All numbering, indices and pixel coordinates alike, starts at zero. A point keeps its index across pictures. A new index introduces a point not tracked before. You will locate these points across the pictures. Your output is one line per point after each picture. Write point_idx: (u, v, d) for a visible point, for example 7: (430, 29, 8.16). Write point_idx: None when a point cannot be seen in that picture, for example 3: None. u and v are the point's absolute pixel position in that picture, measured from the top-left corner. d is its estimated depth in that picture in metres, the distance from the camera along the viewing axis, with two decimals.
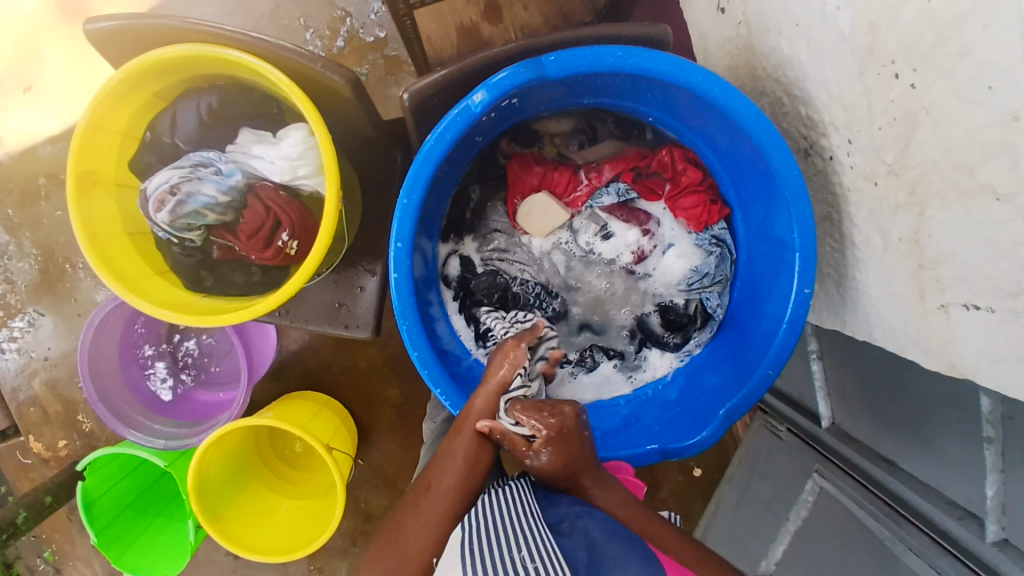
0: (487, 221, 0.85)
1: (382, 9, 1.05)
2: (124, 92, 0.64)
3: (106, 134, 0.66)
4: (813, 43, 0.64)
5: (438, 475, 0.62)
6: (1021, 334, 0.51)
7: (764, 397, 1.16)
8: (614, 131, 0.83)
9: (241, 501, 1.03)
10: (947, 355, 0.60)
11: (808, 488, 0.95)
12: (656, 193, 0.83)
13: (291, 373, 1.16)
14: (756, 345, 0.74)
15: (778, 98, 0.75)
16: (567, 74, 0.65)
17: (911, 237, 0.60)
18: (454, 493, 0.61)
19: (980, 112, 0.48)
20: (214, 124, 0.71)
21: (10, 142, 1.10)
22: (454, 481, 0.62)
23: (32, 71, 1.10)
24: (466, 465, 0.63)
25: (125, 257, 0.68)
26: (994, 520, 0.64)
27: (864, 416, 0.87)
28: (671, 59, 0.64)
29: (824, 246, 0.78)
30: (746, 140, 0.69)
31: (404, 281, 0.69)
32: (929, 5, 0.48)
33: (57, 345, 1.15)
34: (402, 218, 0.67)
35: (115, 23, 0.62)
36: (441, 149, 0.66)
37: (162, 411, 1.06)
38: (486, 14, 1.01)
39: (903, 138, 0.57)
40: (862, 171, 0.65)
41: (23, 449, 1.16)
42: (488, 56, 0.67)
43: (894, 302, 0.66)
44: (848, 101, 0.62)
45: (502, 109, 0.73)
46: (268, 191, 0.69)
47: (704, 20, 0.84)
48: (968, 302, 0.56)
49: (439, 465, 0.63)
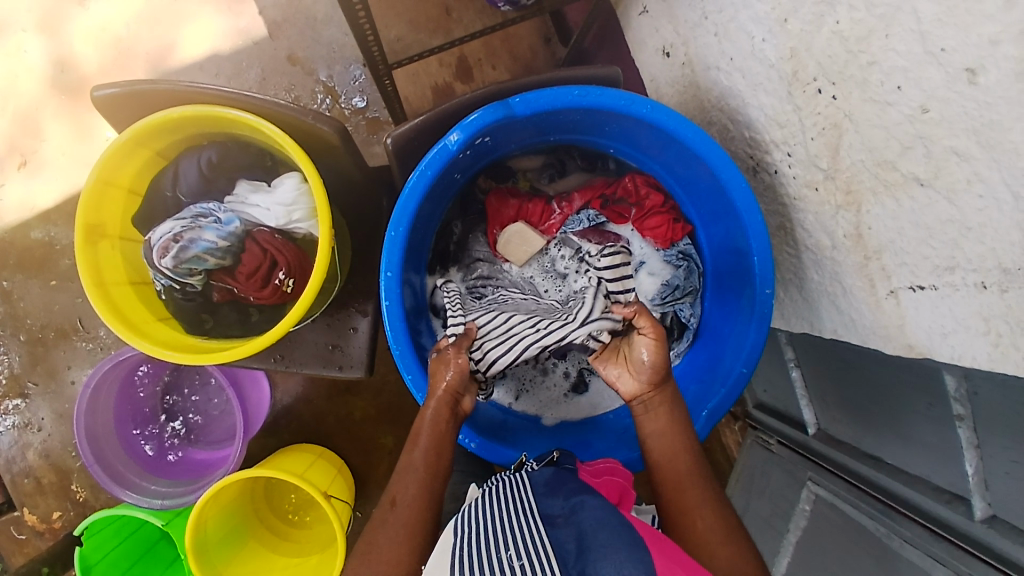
0: (470, 252, 0.92)
1: (362, 76, 1.15)
2: (129, 151, 0.72)
3: (111, 193, 0.73)
4: (746, 74, 0.72)
5: (404, 491, 0.65)
6: (962, 304, 0.56)
7: (752, 415, 1.19)
8: (580, 164, 0.90)
9: (237, 559, 1.01)
10: (904, 337, 0.64)
11: (804, 497, 0.96)
12: (624, 216, 0.90)
13: (285, 426, 1.17)
14: (730, 348, 0.80)
15: (724, 125, 0.83)
16: (533, 113, 0.73)
17: (854, 233, 0.67)
18: (422, 504, 0.65)
19: (894, 111, 0.56)
20: (213, 177, 0.78)
21: (6, 216, 1.15)
22: (419, 495, 0.65)
23: (29, 148, 1.16)
24: (427, 475, 0.67)
25: (131, 307, 0.75)
26: (980, 498, 0.66)
27: (844, 418, 0.90)
28: (623, 94, 0.71)
29: (783, 254, 0.84)
30: (699, 164, 0.76)
31: (395, 308, 0.74)
32: (839, 28, 0.57)
33: (51, 414, 1.16)
34: (391, 249, 0.73)
35: (119, 90, 0.69)
36: (424, 184, 0.72)
37: (158, 472, 1.05)
38: (458, 75, 1.11)
39: (834, 145, 0.64)
40: (804, 179, 0.71)
41: (17, 523, 1.16)
42: (460, 102, 0.74)
43: (849, 294, 0.71)
44: (782, 120, 0.70)
45: (476, 147, 0.80)
46: (264, 235, 0.76)
47: (654, 66, 0.94)
48: (913, 284, 0.61)
49: (403, 479, 0.66)
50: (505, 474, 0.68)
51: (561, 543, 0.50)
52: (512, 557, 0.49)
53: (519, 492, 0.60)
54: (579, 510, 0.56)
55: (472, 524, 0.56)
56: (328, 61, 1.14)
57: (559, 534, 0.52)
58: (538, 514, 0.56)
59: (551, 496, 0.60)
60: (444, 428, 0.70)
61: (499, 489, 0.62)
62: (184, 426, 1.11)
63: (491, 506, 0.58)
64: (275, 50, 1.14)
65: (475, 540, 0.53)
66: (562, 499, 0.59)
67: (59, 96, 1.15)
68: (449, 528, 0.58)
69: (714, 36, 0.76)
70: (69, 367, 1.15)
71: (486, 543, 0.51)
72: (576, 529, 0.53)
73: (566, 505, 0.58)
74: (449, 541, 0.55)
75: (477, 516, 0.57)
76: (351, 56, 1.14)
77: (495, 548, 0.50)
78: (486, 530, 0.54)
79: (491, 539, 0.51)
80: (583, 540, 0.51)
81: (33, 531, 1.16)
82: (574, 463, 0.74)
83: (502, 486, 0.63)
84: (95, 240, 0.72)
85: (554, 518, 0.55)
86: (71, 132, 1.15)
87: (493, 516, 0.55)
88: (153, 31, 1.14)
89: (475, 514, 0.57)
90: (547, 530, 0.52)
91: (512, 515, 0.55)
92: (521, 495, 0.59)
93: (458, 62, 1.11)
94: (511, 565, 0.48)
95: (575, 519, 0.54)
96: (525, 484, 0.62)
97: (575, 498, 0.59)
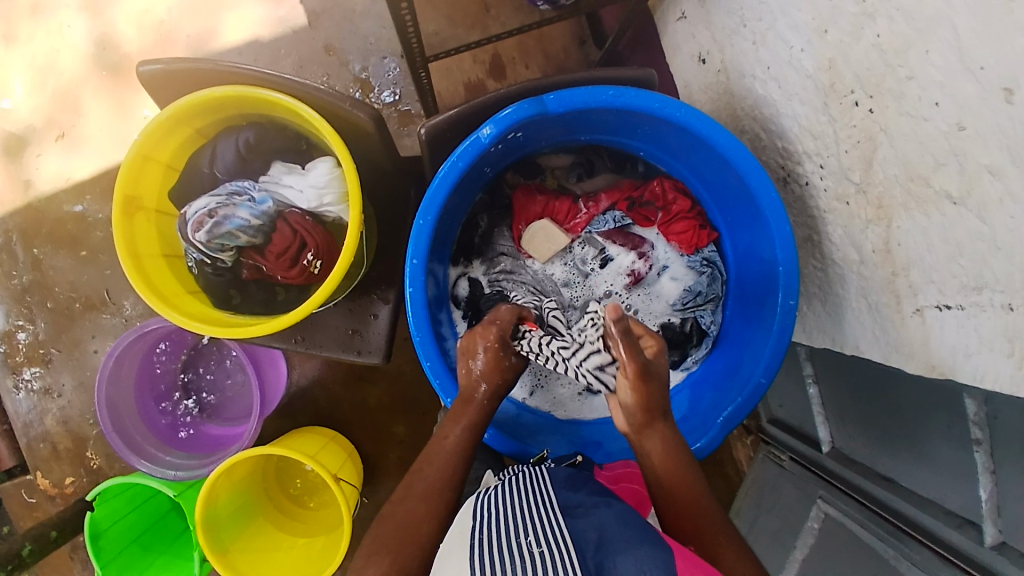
0: (494, 245, 0.92)
1: (397, 70, 1.16)
2: (171, 126, 0.73)
3: (152, 165, 0.75)
4: (784, 85, 0.72)
5: (437, 461, 0.67)
6: (990, 325, 0.55)
7: (765, 429, 1.18)
8: (609, 165, 0.90)
9: (245, 535, 1.03)
10: (927, 356, 0.64)
11: (813, 515, 0.95)
12: (650, 219, 0.90)
13: (299, 409, 1.18)
14: (750, 356, 0.79)
15: (756, 134, 0.83)
16: (566, 110, 0.73)
17: (882, 248, 0.66)
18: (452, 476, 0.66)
19: (929, 127, 0.55)
20: (249, 158, 0.80)
21: (43, 185, 1.18)
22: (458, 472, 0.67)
23: (67, 120, 1.19)
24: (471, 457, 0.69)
25: (162, 278, 0.76)
26: (991, 524, 0.65)
27: (861, 437, 0.89)
28: (657, 97, 0.71)
29: (809, 266, 0.84)
30: (729, 170, 0.76)
31: (419, 295, 0.75)
32: (878, 40, 0.57)
33: (71, 381, 1.18)
34: (418, 238, 0.74)
35: (164, 66, 0.71)
36: (454, 175, 0.73)
37: (174, 445, 1.08)
38: (491, 72, 1.13)
39: (867, 159, 0.64)
40: (835, 192, 0.71)
41: (29, 487, 1.19)
42: (494, 97, 0.75)
43: (874, 311, 0.70)
44: (816, 131, 0.70)
45: (508, 142, 0.80)
46: (295, 216, 0.78)
47: (688, 72, 0.94)
48: (939, 303, 0.61)
49: (438, 451, 0.68)
50: (525, 467, 0.69)
51: (577, 537, 0.51)
52: (531, 543, 0.49)
53: (537, 483, 0.61)
54: (593, 506, 0.57)
55: (485, 508, 0.57)
56: (364, 52, 1.16)
57: (569, 529, 0.52)
58: (558, 506, 0.57)
59: (563, 492, 0.61)
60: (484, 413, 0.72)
61: (516, 478, 0.64)
62: (194, 407, 1.12)
63: (505, 493, 0.59)
64: (313, 39, 1.16)
65: (496, 524, 0.53)
66: (574, 496, 0.60)
67: (101, 72, 1.18)
68: (466, 517, 0.58)
69: (752, 43, 0.76)
70: (93, 337, 1.18)
71: (506, 528, 0.51)
72: (586, 526, 0.53)
73: (589, 501, 0.59)
74: (467, 528, 0.55)
75: (493, 504, 0.57)
76: (388, 49, 1.16)
77: (510, 531, 0.51)
78: (509, 515, 0.54)
79: (509, 522, 0.52)
80: (593, 537, 0.51)
81: (44, 495, 1.19)
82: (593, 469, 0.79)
83: (520, 477, 0.64)
84: (132, 212, 0.74)
85: (575, 511, 0.56)
86: (110, 108, 1.18)
87: (515, 504, 0.56)
88: (195, 15, 1.17)
89: (492, 499, 0.59)
90: (563, 523, 0.53)
91: (529, 506, 0.56)
92: (539, 488, 0.60)
93: (492, 60, 1.12)
94: (531, 547, 0.48)
95: (588, 515, 0.55)
96: (545, 479, 0.63)
97: (599, 497, 0.61)
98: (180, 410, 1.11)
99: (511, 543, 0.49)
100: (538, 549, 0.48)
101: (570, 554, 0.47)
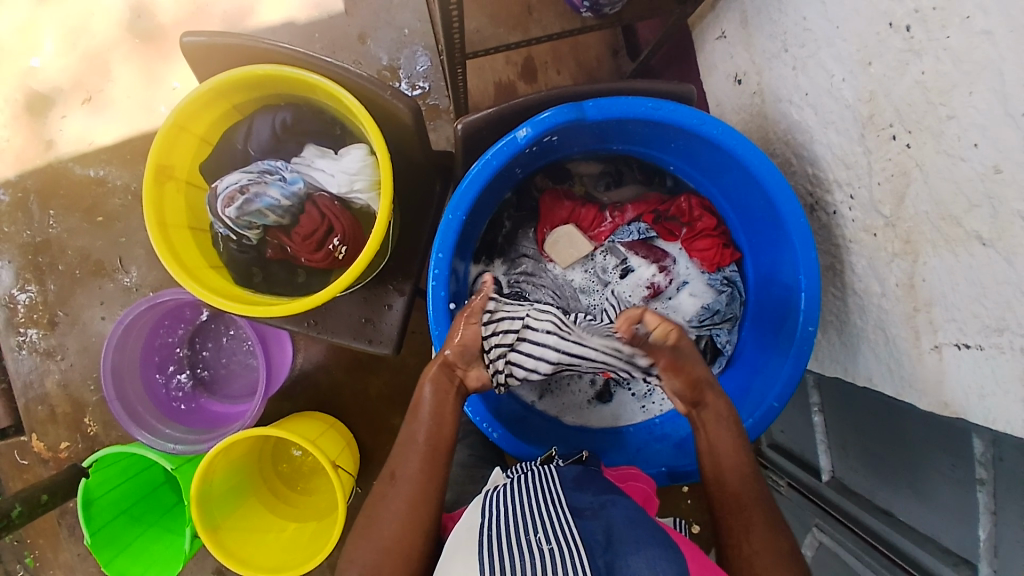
0: (517, 247, 0.92)
1: (428, 64, 1.17)
2: (210, 99, 0.73)
3: (187, 137, 0.75)
4: (821, 113, 0.73)
5: (403, 463, 0.68)
6: (1008, 368, 0.56)
7: (763, 453, 1.18)
8: (637, 177, 0.91)
9: (236, 515, 1.02)
10: (940, 395, 0.64)
11: (808, 543, 0.98)
12: (674, 234, 0.90)
13: (301, 392, 1.18)
14: (763, 379, 0.80)
15: (786, 159, 0.84)
16: (603, 119, 0.74)
17: (906, 283, 0.67)
18: (422, 478, 0.67)
19: (966, 167, 0.56)
20: (284, 137, 0.80)
21: (66, 147, 1.18)
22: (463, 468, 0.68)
23: (95, 85, 1.19)
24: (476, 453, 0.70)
25: (186, 249, 0.76)
26: (986, 563, 0.65)
27: (862, 468, 0.89)
28: (695, 113, 0.72)
29: (828, 295, 0.85)
30: (758, 192, 0.76)
31: (440, 289, 0.75)
32: (922, 78, 0.58)
33: (75, 346, 1.18)
34: (445, 233, 0.74)
35: (208, 39, 0.71)
36: (486, 174, 0.73)
37: (174, 418, 1.07)
38: (523, 75, 1.13)
39: (899, 194, 0.64)
40: (863, 223, 0.72)
41: (24, 448, 1.19)
42: (534, 98, 0.76)
43: (891, 344, 0.71)
44: (850, 161, 0.70)
45: (542, 145, 0.80)
46: (325, 200, 0.78)
47: (722, 92, 0.95)
48: (958, 341, 0.61)
49: (404, 452, 0.69)
50: (534, 466, 0.69)
51: (588, 536, 0.51)
52: (542, 542, 0.50)
53: (548, 483, 0.62)
54: (607, 507, 0.58)
55: (498, 506, 0.58)
56: (398, 43, 1.16)
57: (582, 530, 0.52)
58: (566, 506, 0.57)
59: (576, 492, 0.61)
60: (446, 397, 0.73)
61: (527, 477, 0.64)
62: (189, 383, 1.11)
63: (520, 492, 0.60)
64: (349, 26, 1.16)
65: (504, 523, 0.54)
66: (590, 496, 0.61)
67: (134, 39, 1.18)
68: (477, 510, 0.59)
69: (791, 69, 0.76)
70: (101, 303, 1.17)
71: (515, 523, 0.53)
72: (598, 530, 0.53)
73: (595, 501, 0.59)
74: (473, 527, 0.56)
75: (502, 501, 0.58)
76: (421, 42, 1.16)
77: (519, 531, 0.52)
78: (517, 516, 0.54)
79: (516, 521, 0.53)
80: (606, 539, 0.52)
81: (37, 458, 1.19)
82: (599, 464, 0.76)
83: (529, 475, 0.65)
84: (163, 181, 0.74)
85: (584, 510, 0.57)
86: (141, 75, 1.18)
87: (521, 502, 0.57)
88: None
89: (502, 497, 0.59)
90: (576, 523, 0.54)
91: (541, 505, 0.56)
92: (547, 485, 0.61)
93: (525, 62, 1.13)
94: (541, 546, 0.49)
95: (602, 514, 0.56)
96: (555, 477, 0.64)
97: (605, 496, 0.61)
98: (175, 387, 1.10)
99: (520, 543, 0.50)
100: (550, 545, 0.49)
101: (579, 554, 0.48)
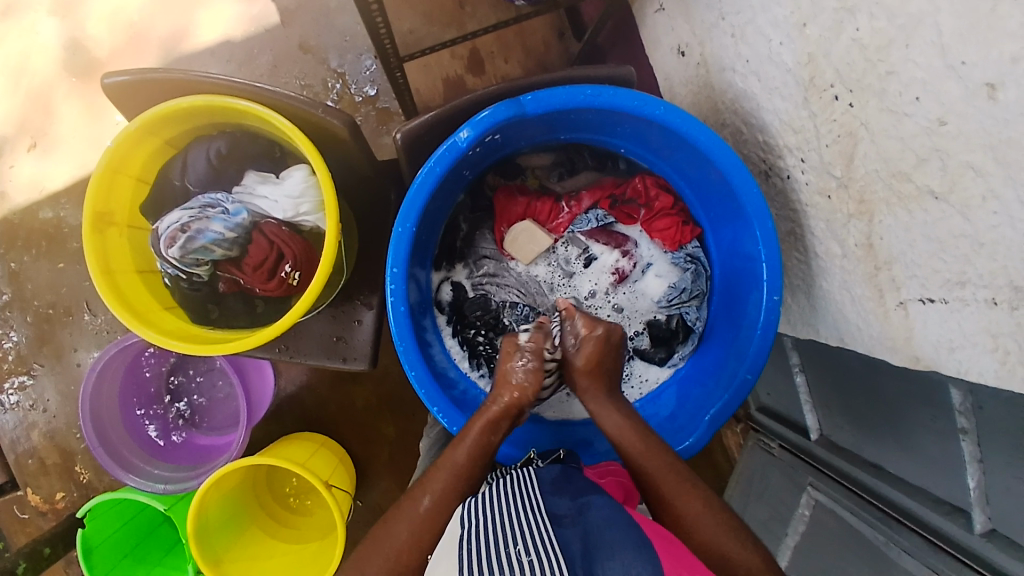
0: (477, 248, 0.91)
1: (374, 67, 1.14)
2: (139, 139, 0.71)
3: (122, 179, 0.73)
4: (764, 79, 0.71)
5: (432, 486, 0.67)
6: (972, 321, 0.55)
7: (754, 417, 1.19)
8: (590, 164, 0.89)
9: (237, 544, 1.02)
10: (911, 350, 0.64)
11: (803, 503, 0.96)
12: (633, 217, 0.89)
13: (288, 413, 1.18)
14: (735, 353, 0.79)
15: (737, 128, 0.82)
16: (544, 112, 0.72)
17: (865, 243, 0.66)
18: (442, 504, 0.66)
19: (911, 123, 0.55)
20: (222, 167, 0.78)
21: (16, 196, 1.15)
22: (449, 487, 0.66)
23: (37, 129, 1.15)
24: (462, 476, 0.68)
25: (137, 295, 0.74)
26: (980, 511, 0.65)
27: (847, 425, 0.89)
28: (636, 96, 0.70)
29: (792, 260, 0.84)
30: (710, 167, 0.75)
31: (400, 304, 0.73)
32: (858, 35, 0.56)
33: (56, 396, 1.17)
34: (397, 245, 0.72)
35: (130, 78, 0.69)
36: (432, 181, 0.72)
37: (160, 456, 1.06)
38: (470, 67, 1.11)
39: (848, 154, 0.63)
40: (817, 186, 0.71)
41: (20, 502, 1.18)
42: (472, 99, 0.74)
43: (858, 304, 0.70)
44: (797, 126, 0.69)
45: (487, 145, 0.79)
46: (271, 227, 0.76)
47: (668, 65, 0.93)
48: (923, 297, 0.60)
49: (436, 475, 0.68)
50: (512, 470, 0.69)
51: (564, 544, 0.51)
52: (522, 552, 0.49)
53: (526, 487, 0.61)
54: (584, 510, 0.58)
55: (480, 512, 0.57)
56: (340, 50, 1.13)
57: (564, 534, 0.52)
58: (546, 511, 0.56)
59: (557, 495, 0.61)
60: (488, 443, 0.71)
61: (504, 483, 0.63)
62: (181, 415, 1.11)
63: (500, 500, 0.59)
64: (287, 38, 1.13)
65: (482, 534, 0.53)
66: (568, 498, 0.61)
67: (70, 77, 1.14)
68: (459, 519, 0.59)
69: (731, 37, 0.75)
70: (75, 349, 1.16)
71: (494, 530, 0.52)
72: (579, 533, 0.53)
73: (573, 504, 0.59)
74: (454, 536, 0.56)
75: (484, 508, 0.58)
76: (363, 46, 1.13)
77: (498, 540, 0.51)
78: (497, 524, 0.54)
79: (496, 531, 0.53)
80: (587, 541, 0.51)
81: (36, 511, 1.18)
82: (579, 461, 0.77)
83: (510, 480, 0.64)
84: (103, 228, 0.72)
85: (560, 514, 0.57)
86: (83, 113, 1.15)
87: (502, 509, 0.57)
88: (165, 15, 1.14)
89: (479, 506, 0.59)
90: (555, 529, 0.53)
91: (523, 510, 0.56)
92: (527, 490, 0.61)
93: (471, 55, 1.10)
94: (519, 558, 0.48)
95: (581, 520, 0.55)
96: (533, 480, 0.64)
97: (582, 497, 0.61)
98: (167, 421, 1.10)
99: (499, 552, 0.49)
100: (528, 556, 0.48)
101: (559, 559, 0.48)
